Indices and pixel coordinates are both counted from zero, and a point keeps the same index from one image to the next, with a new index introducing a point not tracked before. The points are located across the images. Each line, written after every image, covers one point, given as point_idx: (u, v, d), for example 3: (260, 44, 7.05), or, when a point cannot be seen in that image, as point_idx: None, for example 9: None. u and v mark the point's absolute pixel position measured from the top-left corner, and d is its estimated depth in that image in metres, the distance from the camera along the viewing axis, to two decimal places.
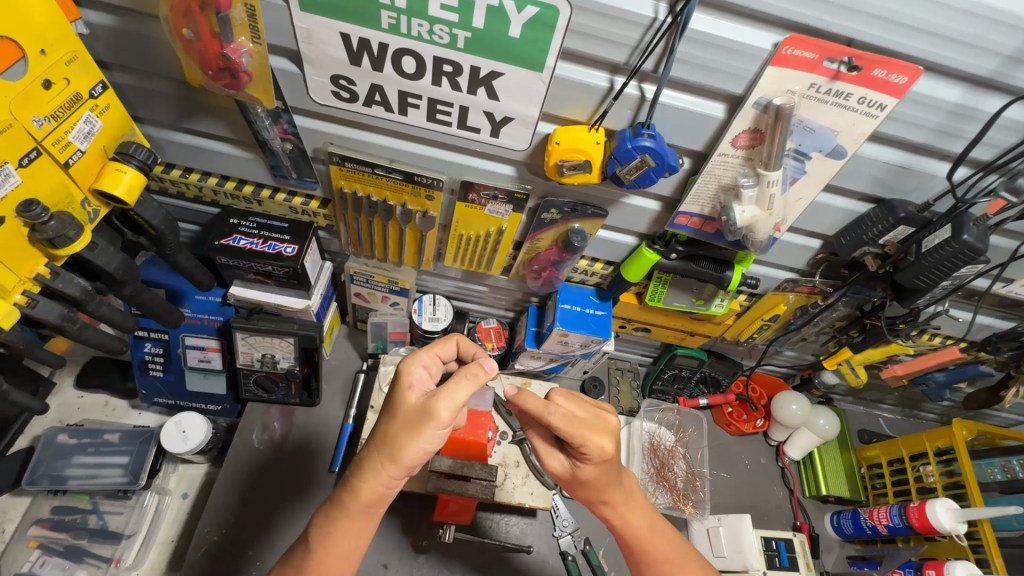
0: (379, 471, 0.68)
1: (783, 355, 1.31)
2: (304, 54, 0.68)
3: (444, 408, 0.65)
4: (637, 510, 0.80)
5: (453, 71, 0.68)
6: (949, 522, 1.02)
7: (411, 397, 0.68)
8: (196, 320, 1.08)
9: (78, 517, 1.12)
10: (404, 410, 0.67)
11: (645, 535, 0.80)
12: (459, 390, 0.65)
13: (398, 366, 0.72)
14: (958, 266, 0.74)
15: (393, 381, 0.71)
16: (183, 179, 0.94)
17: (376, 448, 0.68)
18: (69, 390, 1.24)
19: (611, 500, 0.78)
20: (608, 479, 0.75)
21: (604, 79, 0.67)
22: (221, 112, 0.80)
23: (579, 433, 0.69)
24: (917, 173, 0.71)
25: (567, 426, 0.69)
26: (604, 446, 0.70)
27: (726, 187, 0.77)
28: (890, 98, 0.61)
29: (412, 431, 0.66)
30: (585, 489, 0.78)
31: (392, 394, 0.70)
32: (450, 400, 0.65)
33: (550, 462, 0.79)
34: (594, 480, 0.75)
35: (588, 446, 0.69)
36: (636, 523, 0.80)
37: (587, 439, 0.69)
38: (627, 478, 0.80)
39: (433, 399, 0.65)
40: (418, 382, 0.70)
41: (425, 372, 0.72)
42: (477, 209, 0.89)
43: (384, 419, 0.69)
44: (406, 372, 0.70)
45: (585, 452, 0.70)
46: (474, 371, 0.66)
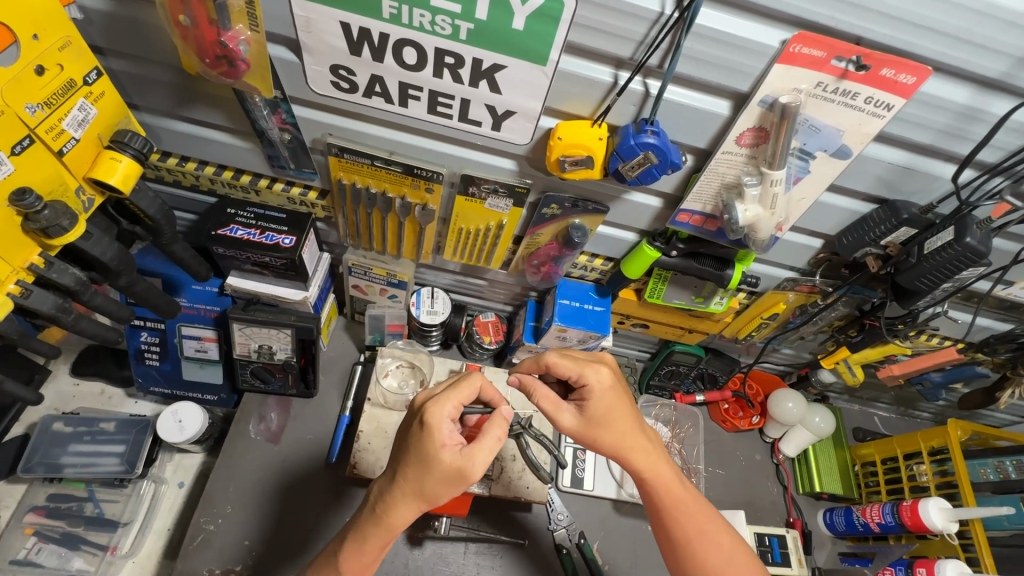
0: (410, 510, 0.72)
1: (780, 353, 1.31)
2: (303, 43, 0.67)
3: (478, 468, 0.71)
4: (660, 459, 0.83)
5: (454, 63, 0.66)
6: (942, 521, 1.03)
7: (447, 457, 0.69)
8: (193, 310, 1.08)
9: (74, 505, 1.12)
10: (440, 467, 0.69)
11: (670, 485, 0.82)
12: (491, 449, 0.71)
13: (426, 417, 0.70)
14: (960, 268, 0.73)
15: (422, 433, 0.70)
16: (179, 167, 0.92)
17: (409, 493, 0.71)
18: (64, 377, 1.23)
19: (632, 447, 0.81)
20: (619, 416, 0.81)
21: (608, 74, 0.66)
22: (218, 101, 0.79)
23: (577, 365, 0.81)
24: (921, 174, 0.71)
25: (564, 358, 0.82)
26: (602, 375, 0.81)
27: (729, 185, 0.76)
28: (898, 98, 0.60)
29: (447, 486, 0.71)
30: (602, 436, 0.80)
31: (422, 448, 0.70)
32: (484, 461, 0.71)
33: (561, 419, 0.81)
34: (606, 419, 0.80)
35: (587, 375, 0.81)
36: (659, 474, 0.82)
37: (585, 368, 0.81)
38: (645, 430, 0.84)
39: (470, 462, 0.70)
40: (449, 437, 0.71)
41: (452, 425, 0.72)
42: (477, 203, 0.88)
43: (416, 470, 0.70)
44: (437, 431, 0.70)
45: (586, 380, 0.81)
46: (502, 425, 0.73)
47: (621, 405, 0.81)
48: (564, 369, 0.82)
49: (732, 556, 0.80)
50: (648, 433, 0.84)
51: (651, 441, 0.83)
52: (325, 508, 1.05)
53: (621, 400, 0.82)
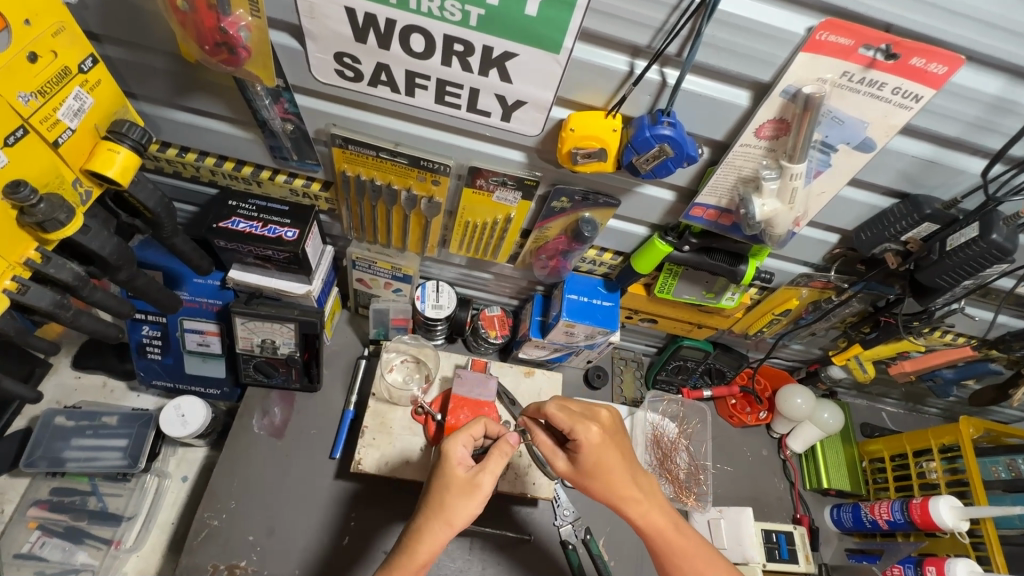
0: (434, 536, 0.71)
1: (790, 348, 1.29)
2: (306, 29, 0.64)
3: (487, 479, 0.74)
4: (653, 507, 0.81)
5: (463, 51, 0.64)
6: (952, 519, 1.02)
7: (460, 471, 0.74)
8: (195, 304, 1.06)
9: (77, 499, 1.11)
10: (455, 482, 0.73)
11: (664, 532, 0.80)
12: (500, 462, 0.75)
13: (442, 444, 0.76)
14: (984, 266, 0.71)
15: (438, 458, 0.76)
16: (179, 158, 0.90)
17: (430, 515, 0.72)
18: (66, 370, 1.22)
19: (625, 497, 0.81)
20: (609, 469, 0.80)
21: (624, 63, 0.63)
22: (219, 90, 0.76)
23: (569, 419, 0.82)
24: (946, 167, 0.68)
25: (560, 410, 0.82)
26: (592, 431, 0.81)
27: (746, 178, 0.73)
28: (927, 89, 0.57)
29: (465, 502, 0.72)
30: (593, 484, 0.82)
31: (440, 469, 0.75)
32: (494, 473, 0.74)
33: (556, 464, 0.85)
34: (596, 469, 0.81)
35: (577, 432, 0.81)
36: (652, 522, 0.81)
37: (576, 424, 0.81)
38: (640, 478, 0.82)
39: (482, 472, 0.74)
40: (463, 459, 0.76)
41: (466, 451, 0.77)
42: (485, 196, 0.86)
43: (436, 490, 0.74)
44: (450, 451, 0.75)
45: (576, 436, 0.81)
46: (507, 447, 0.77)
47: (611, 460, 0.80)
48: (558, 422, 0.82)
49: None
50: (642, 482, 0.82)
51: (645, 489, 0.82)
52: (332, 505, 1.05)
53: (613, 454, 0.81)
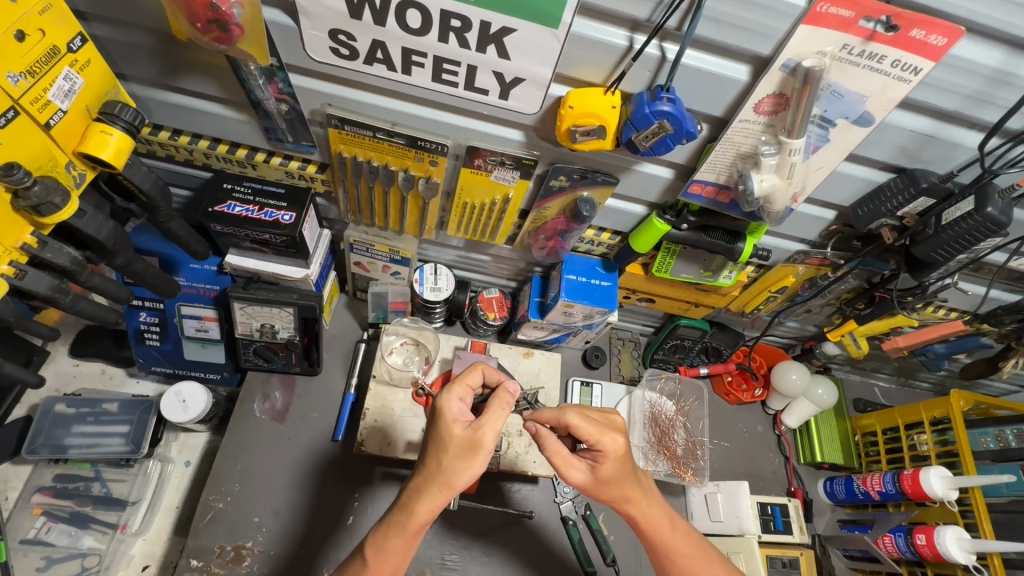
0: (432, 497, 0.70)
1: (785, 326, 1.30)
2: (300, 5, 0.63)
3: (489, 437, 0.68)
4: (658, 505, 0.82)
5: (461, 26, 0.63)
6: (942, 488, 1.05)
7: (456, 430, 0.69)
8: (192, 289, 1.06)
9: (81, 485, 1.12)
10: (452, 442, 0.69)
11: (666, 531, 0.82)
12: (500, 416, 0.69)
13: (437, 400, 0.72)
14: (979, 239, 0.72)
15: (433, 415, 0.72)
16: (172, 141, 0.89)
17: (426, 475, 0.70)
18: (64, 358, 1.22)
19: (634, 501, 0.80)
20: (627, 478, 0.78)
21: (623, 38, 0.63)
22: (210, 69, 0.75)
23: (595, 429, 0.76)
24: (943, 142, 0.69)
25: (586, 422, 0.76)
26: (618, 441, 0.76)
27: (744, 155, 0.73)
28: (926, 61, 0.58)
29: (462, 461, 0.69)
30: (607, 492, 0.79)
31: (435, 427, 0.71)
32: (495, 428, 0.69)
33: (571, 475, 0.78)
34: (618, 477, 0.78)
35: (604, 442, 0.76)
36: (655, 522, 0.81)
37: (602, 435, 0.76)
38: (646, 483, 0.82)
39: (479, 429, 0.68)
40: (460, 414, 0.71)
41: (464, 405, 0.72)
42: (483, 176, 0.86)
43: (431, 451, 0.71)
44: (445, 408, 0.70)
45: (601, 446, 0.76)
46: (507, 397, 0.71)
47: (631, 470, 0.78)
48: (582, 432, 0.76)
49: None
50: (647, 483, 0.82)
51: (649, 492, 0.82)
52: (337, 487, 1.06)
53: (631, 464, 0.78)
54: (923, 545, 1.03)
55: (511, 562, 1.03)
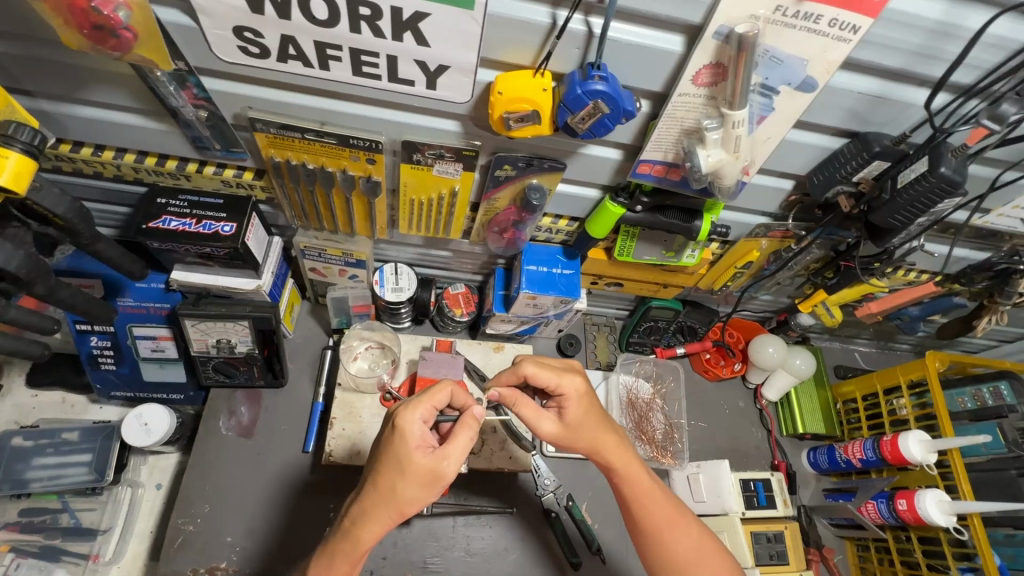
0: (381, 524, 0.68)
1: (758, 300, 1.28)
2: (196, 4, 0.58)
3: (451, 469, 0.68)
4: (631, 460, 0.82)
5: (372, 14, 0.59)
6: (920, 452, 1.04)
7: (419, 458, 0.67)
8: (141, 309, 1.02)
9: (48, 518, 1.09)
10: (414, 470, 0.67)
11: (639, 476, 0.81)
12: (463, 446, 0.69)
13: (398, 420, 0.68)
14: (935, 201, 0.70)
15: (393, 434, 0.68)
16: (95, 157, 0.84)
17: (379, 502, 0.67)
18: (21, 389, 1.18)
19: (605, 449, 0.82)
20: (595, 422, 0.82)
21: (546, 14, 0.59)
22: (118, 79, 0.70)
23: (552, 373, 0.82)
24: (893, 102, 0.65)
25: (544, 367, 0.82)
26: (576, 381, 0.83)
27: (689, 130, 0.70)
28: (863, 18, 0.54)
29: (421, 491, 0.67)
30: (579, 438, 0.81)
31: (396, 451, 0.68)
32: (457, 460, 0.68)
33: (541, 426, 0.82)
34: (583, 424, 0.82)
35: (563, 383, 0.82)
36: (628, 468, 0.82)
37: (560, 378, 0.82)
38: (618, 432, 0.84)
39: (445, 461, 0.68)
40: (421, 438, 0.68)
41: (425, 427, 0.70)
42: (425, 171, 0.82)
43: (387, 474, 0.68)
44: (407, 431, 0.67)
45: (561, 388, 0.82)
46: (474, 424, 0.71)
47: (596, 414, 0.82)
48: (542, 378, 0.82)
49: (702, 550, 0.81)
50: (619, 430, 0.85)
51: (620, 438, 0.84)
52: (311, 500, 1.04)
53: (596, 410, 0.83)
54: (904, 510, 1.03)
55: (492, 561, 1.02)
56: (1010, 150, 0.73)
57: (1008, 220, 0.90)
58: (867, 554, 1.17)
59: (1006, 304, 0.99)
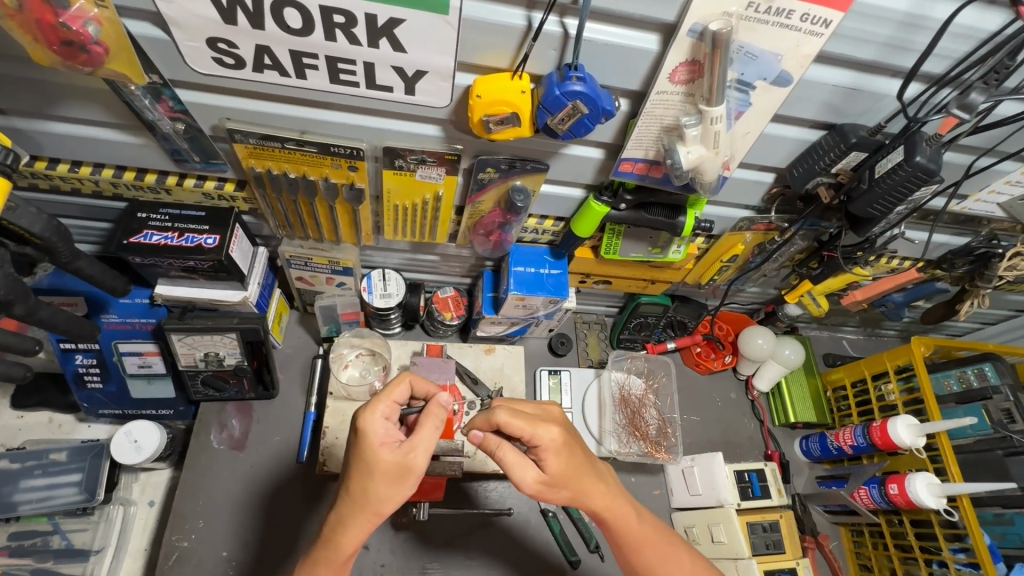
0: (359, 527, 0.68)
1: (746, 292, 1.29)
2: (167, 16, 0.58)
3: (421, 458, 0.67)
4: (618, 499, 0.79)
5: (346, 22, 0.58)
6: (909, 437, 1.06)
7: (385, 455, 0.66)
8: (125, 325, 1.00)
9: (38, 540, 1.07)
10: (382, 468, 0.66)
11: (628, 518, 0.79)
12: (431, 435, 0.68)
13: (359, 422, 0.68)
14: (912, 189, 0.71)
15: (356, 437, 0.68)
16: (72, 174, 0.83)
17: (353, 506, 0.67)
18: (6, 411, 1.16)
19: (590, 493, 0.77)
20: (577, 470, 0.76)
21: (521, 17, 0.59)
22: (92, 94, 0.69)
23: (528, 425, 0.74)
24: (868, 93, 0.66)
25: (517, 418, 0.74)
26: (553, 431, 0.74)
27: (668, 127, 0.70)
28: (834, 12, 0.55)
29: (393, 487, 0.67)
30: (563, 489, 0.76)
31: (362, 453, 0.67)
32: (426, 448, 0.68)
33: (522, 479, 0.75)
34: (565, 474, 0.75)
35: (538, 435, 0.74)
36: (615, 510, 0.79)
37: (536, 428, 0.74)
38: (603, 476, 0.80)
39: (410, 453, 0.67)
40: (386, 436, 0.68)
41: (389, 424, 0.69)
42: (408, 176, 0.81)
43: (356, 478, 0.67)
44: (369, 431, 0.67)
45: (538, 441, 0.74)
46: (439, 412, 0.70)
47: (579, 461, 0.76)
48: (515, 429, 0.74)
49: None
50: (602, 472, 0.80)
51: (606, 482, 0.79)
52: (307, 510, 1.03)
53: (579, 456, 0.77)
54: (895, 494, 1.04)
55: (491, 563, 1.02)
56: (983, 137, 0.74)
57: (984, 205, 0.91)
58: (862, 539, 1.19)
59: (987, 288, 1.00)
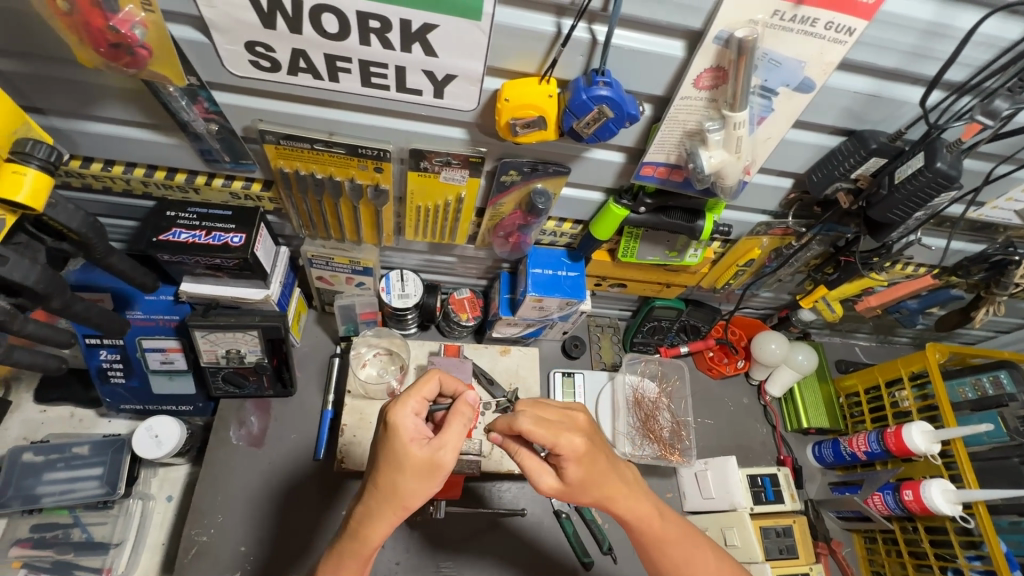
0: (387, 520, 0.68)
1: (759, 297, 1.30)
2: (209, 20, 0.60)
3: (450, 457, 0.68)
4: (639, 497, 0.79)
5: (381, 27, 0.60)
6: (924, 443, 1.05)
7: (415, 451, 0.67)
8: (150, 322, 1.02)
9: (60, 533, 1.08)
10: (411, 463, 0.67)
11: (652, 521, 0.79)
12: (459, 434, 0.69)
13: (390, 416, 0.69)
14: (932, 195, 0.72)
15: (386, 432, 0.69)
16: (105, 172, 0.86)
17: (382, 500, 0.68)
18: (29, 405, 1.18)
19: (614, 495, 0.77)
20: (599, 478, 0.75)
21: (550, 23, 0.60)
22: (130, 95, 0.72)
23: (550, 432, 0.73)
24: (888, 101, 0.67)
25: (539, 426, 0.73)
26: (575, 441, 0.73)
27: (691, 132, 0.72)
28: (859, 20, 0.56)
29: (421, 482, 0.68)
30: (585, 492, 0.76)
31: (392, 448, 0.68)
32: (455, 447, 0.69)
33: (542, 482, 0.76)
34: (587, 479, 0.75)
35: (560, 445, 0.73)
36: (640, 512, 0.78)
37: (559, 438, 0.73)
38: (626, 476, 0.79)
39: (440, 450, 0.68)
40: (415, 432, 0.69)
41: (418, 419, 0.70)
42: (432, 177, 0.83)
43: (385, 472, 0.68)
44: (400, 426, 0.68)
45: (560, 450, 0.73)
46: (467, 411, 0.71)
47: (601, 467, 0.75)
48: (537, 437, 0.74)
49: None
50: (625, 472, 0.80)
51: (629, 482, 0.79)
52: (325, 506, 1.04)
53: (599, 461, 0.76)
54: (910, 500, 1.04)
55: (506, 563, 1.02)
56: (1002, 144, 0.75)
57: (1002, 212, 0.92)
58: (875, 546, 1.18)
59: (1003, 295, 1.01)
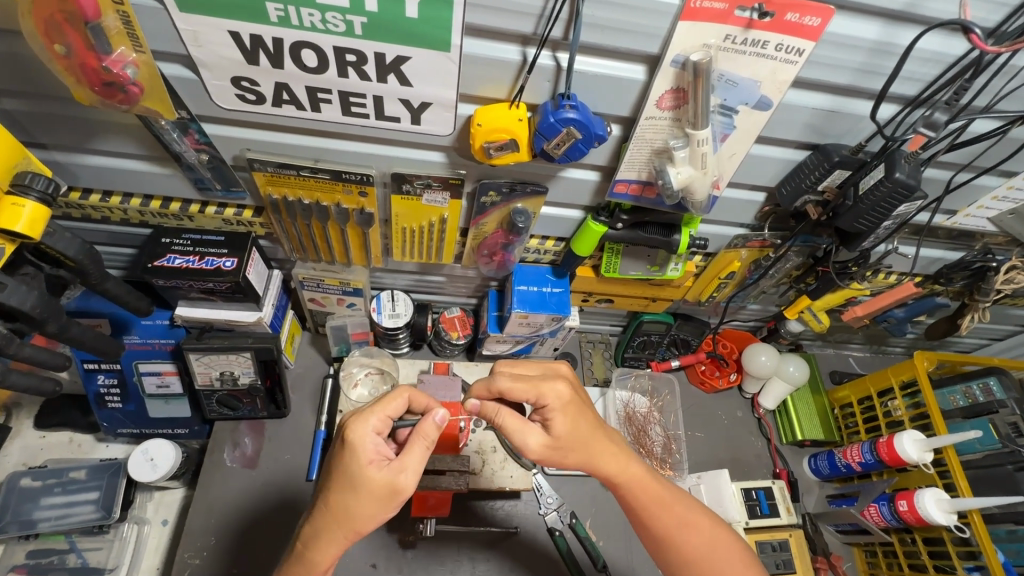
0: (335, 543, 0.69)
1: (747, 309, 1.31)
2: (197, 59, 0.64)
3: (409, 481, 0.69)
4: (628, 459, 0.79)
5: (357, 60, 0.64)
6: (916, 452, 1.05)
7: (374, 474, 0.68)
8: (146, 346, 1.05)
9: (55, 559, 1.08)
10: (369, 487, 0.68)
11: (643, 484, 0.78)
12: (420, 457, 0.70)
13: (349, 433, 0.69)
14: (895, 205, 0.74)
15: (344, 449, 0.69)
16: (103, 203, 0.90)
17: (332, 522, 0.68)
18: (29, 432, 1.20)
19: (601, 462, 0.78)
20: (585, 431, 0.78)
21: (516, 52, 0.64)
22: (127, 129, 0.76)
23: (530, 386, 0.79)
24: (846, 116, 0.70)
25: (517, 381, 0.79)
26: (558, 387, 0.79)
27: (659, 150, 0.75)
28: (807, 42, 0.59)
29: (378, 505, 0.68)
30: (570, 452, 0.77)
31: (349, 467, 0.68)
32: (415, 471, 0.69)
33: (528, 439, 0.77)
34: (572, 438, 0.77)
35: (543, 394, 0.78)
36: (630, 474, 0.78)
37: (541, 388, 0.79)
38: (615, 439, 0.80)
39: (400, 474, 0.68)
40: (374, 453, 0.69)
41: (379, 440, 0.71)
42: (415, 200, 0.86)
43: (340, 493, 0.68)
44: (358, 444, 0.69)
45: (544, 401, 0.78)
46: (430, 433, 0.71)
47: (586, 419, 0.79)
48: (519, 393, 0.79)
49: (715, 543, 0.78)
50: (613, 435, 0.81)
51: (617, 444, 0.80)
52: None
53: (584, 415, 0.79)
54: (905, 511, 1.03)
55: None
56: (961, 153, 0.77)
57: (975, 220, 0.94)
58: (876, 560, 1.16)
59: (985, 302, 1.01)
